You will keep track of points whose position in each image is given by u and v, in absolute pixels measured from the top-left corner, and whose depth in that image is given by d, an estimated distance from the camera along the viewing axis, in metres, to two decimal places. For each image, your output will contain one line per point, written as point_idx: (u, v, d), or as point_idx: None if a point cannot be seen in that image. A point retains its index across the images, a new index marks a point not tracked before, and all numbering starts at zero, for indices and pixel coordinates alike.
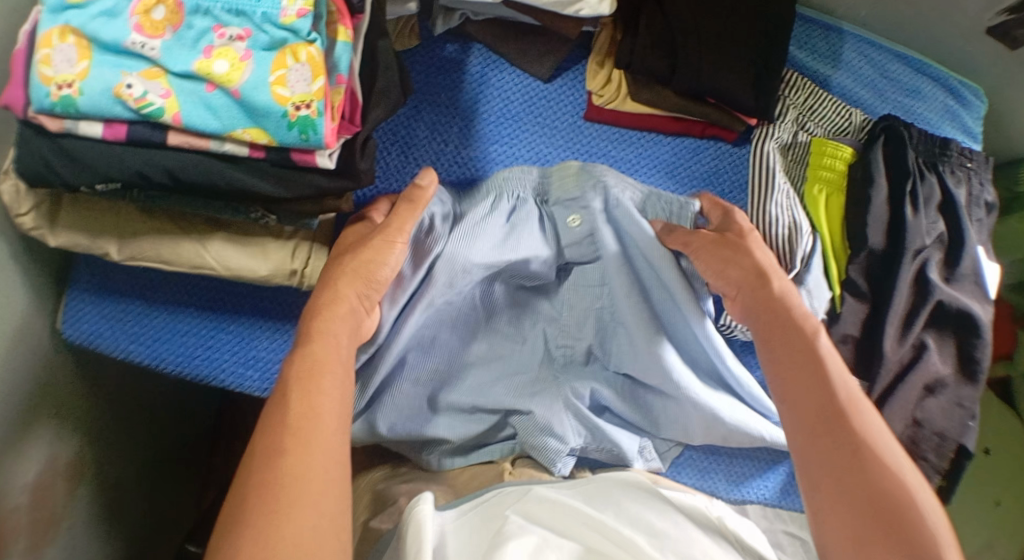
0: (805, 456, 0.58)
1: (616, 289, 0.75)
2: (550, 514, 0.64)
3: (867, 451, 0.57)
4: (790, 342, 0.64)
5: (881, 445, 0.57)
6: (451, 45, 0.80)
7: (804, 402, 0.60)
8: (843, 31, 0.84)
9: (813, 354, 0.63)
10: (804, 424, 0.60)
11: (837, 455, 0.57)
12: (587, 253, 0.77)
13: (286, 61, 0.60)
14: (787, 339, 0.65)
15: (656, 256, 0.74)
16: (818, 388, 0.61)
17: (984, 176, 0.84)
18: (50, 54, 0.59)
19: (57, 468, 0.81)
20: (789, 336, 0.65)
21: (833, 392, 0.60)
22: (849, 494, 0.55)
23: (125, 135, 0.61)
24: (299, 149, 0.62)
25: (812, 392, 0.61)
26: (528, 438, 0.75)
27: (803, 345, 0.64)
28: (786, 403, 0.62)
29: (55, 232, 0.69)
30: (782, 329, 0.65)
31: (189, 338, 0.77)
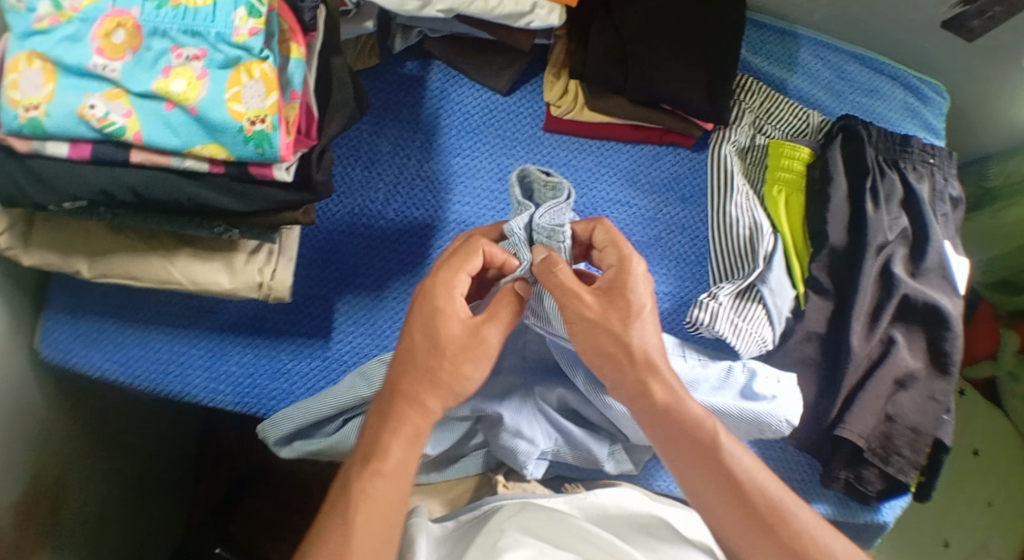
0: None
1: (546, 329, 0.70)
2: (545, 527, 0.64)
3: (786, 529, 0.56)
4: (694, 451, 0.58)
5: (800, 526, 0.56)
6: (411, 63, 0.82)
7: (731, 515, 0.57)
8: (798, 35, 0.86)
9: (716, 457, 0.58)
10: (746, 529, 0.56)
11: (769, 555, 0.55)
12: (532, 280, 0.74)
13: (241, 78, 0.62)
14: (690, 447, 0.58)
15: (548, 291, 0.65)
16: (739, 496, 0.57)
17: (947, 171, 0.84)
18: (17, 78, 0.61)
19: (40, 489, 0.82)
20: (693, 448, 0.58)
21: (746, 494, 0.57)
22: None
23: (90, 154, 0.63)
24: (256, 164, 0.63)
25: (725, 496, 0.57)
26: (497, 442, 0.75)
27: (704, 452, 0.58)
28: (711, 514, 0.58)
29: (28, 251, 0.71)
30: (684, 436, 0.59)
31: (161, 354, 0.78)
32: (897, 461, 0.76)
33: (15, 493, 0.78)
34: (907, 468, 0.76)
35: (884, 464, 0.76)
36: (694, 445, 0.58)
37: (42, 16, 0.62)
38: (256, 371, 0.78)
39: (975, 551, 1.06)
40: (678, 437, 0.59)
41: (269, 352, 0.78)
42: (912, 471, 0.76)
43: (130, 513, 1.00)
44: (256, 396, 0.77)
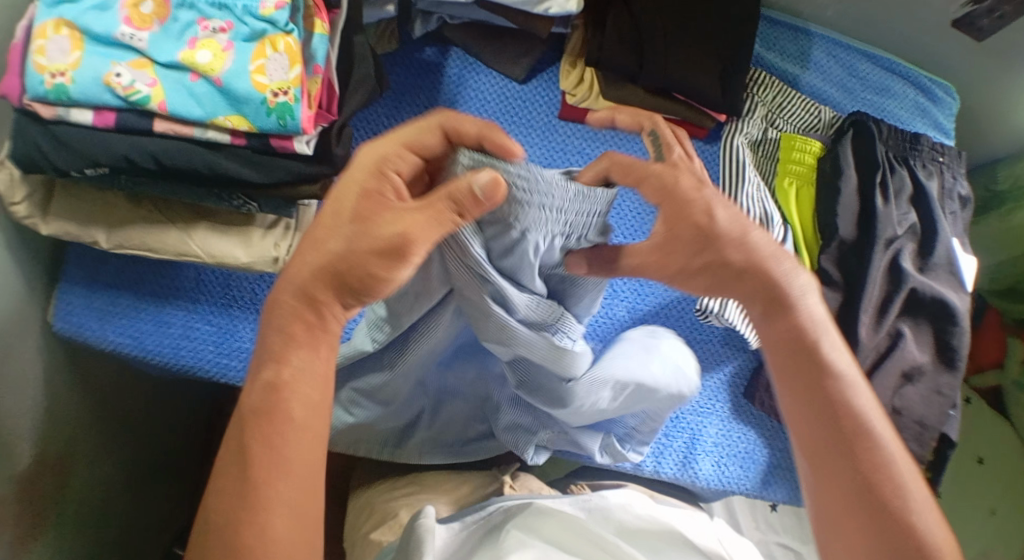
0: (819, 499, 0.50)
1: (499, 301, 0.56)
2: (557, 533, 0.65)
3: (876, 475, 0.48)
4: (794, 347, 0.53)
5: (886, 462, 0.49)
6: (430, 49, 0.83)
7: (814, 436, 0.51)
8: (811, 33, 0.87)
9: (817, 361, 0.52)
10: (815, 440, 0.50)
11: (838, 484, 0.49)
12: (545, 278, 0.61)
13: (266, 51, 0.64)
14: (793, 348, 0.52)
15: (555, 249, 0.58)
16: (829, 413, 0.50)
17: (956, 170, 0.86)
18: (45, 44, 0.62)
19: (47, 464, 0.82)
20: (799, 358, 0.52)
21: (838, 412, 0.50)
22: (849, 505, 0.48)
23: (114, 122, 0.64)
24: (277, 136, 0.64)
25: (814, 407, 0.51)
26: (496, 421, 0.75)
27: (805, 351, 0.52)
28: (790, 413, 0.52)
29: (46, 220, 0.71)
30: (792, 336, 0.53)
31: (174, 329, 0.79)
32: None
33: (22, 464, 0.78)
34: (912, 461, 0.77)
35: None
36: (796, 341, 0.52)
37: None
38: None
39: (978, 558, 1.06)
40: (793, 341, 0.53)
41: None
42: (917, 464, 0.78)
43: (133, 492, 0.99)
44: None
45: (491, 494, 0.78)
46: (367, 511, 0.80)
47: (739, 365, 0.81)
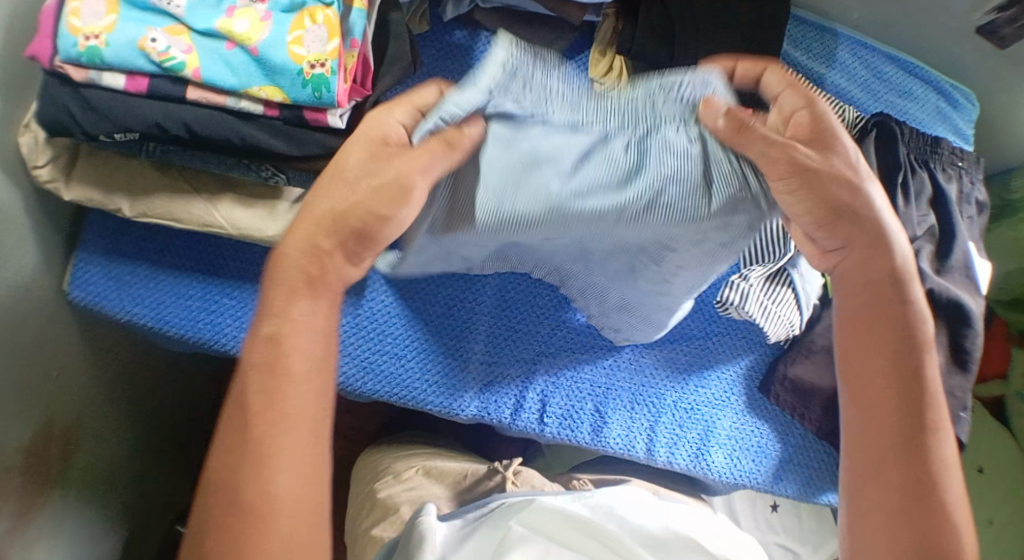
0: (867, 466, 0.52)
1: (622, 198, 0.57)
2: (557, 529, 0.66)
3: (921, 440, 0.51)
4: (877, 297, 0.55)
5: (944, 447, 0.52)
6: (459, 31, 0.83)
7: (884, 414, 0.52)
8: (838, 33, 0.88)
9: (903, 325, 0.54)
10: (871, 396, 0.53)
11: (894, 453, 0.51)
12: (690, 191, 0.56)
13: (303, 23, 0.63)
14: (874, 303, 0.55)
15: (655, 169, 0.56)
16: (905, 392, 0.52)
17: (974, 175, 0.86)
18: (79, 6, 0.62)
19: (55, 435, 0.82)
20: (889, 327, 0.54)
21: (912, 389, 0.52)
22: (891, 463, 0.51)
23: (146, 88, 0.63)
24: (311, 108, 0.64)
25: (880, 359, 0.53)
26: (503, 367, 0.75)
27: (880, 304, 0.55)
28: (846, 369, 0.55)
29: (70, 186, 0.71)
30: (871, 291, 0.55)
31: (191, 301, 0.78)
32: None
33: (30, 432, 0.77)
34: None
35: None
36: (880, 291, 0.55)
37: None
38: None
39: None
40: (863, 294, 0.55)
41: None
42: None
43: (136, 468, 0.98)
44: None
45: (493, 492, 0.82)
46: (369, 504, 0.84)
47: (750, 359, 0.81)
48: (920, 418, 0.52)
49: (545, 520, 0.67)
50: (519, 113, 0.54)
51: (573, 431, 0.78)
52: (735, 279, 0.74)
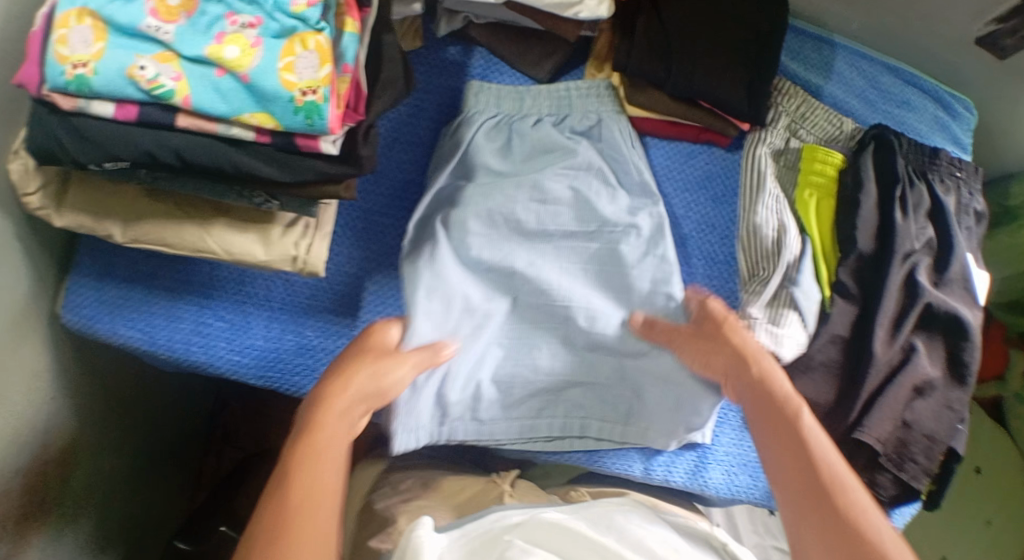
0: (801, 527, 0.56)
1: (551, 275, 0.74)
2: (551, 537, 0.65)
3: (840, 505, 0.55)
4: (773, 420, 0.62)
5: (863, 510, 0.55)
6: (453, 48, 0.82)
7: (785, 464, 0.59)
8: (834, 43, 0.87)
9: (793, 430, 0.61)
10: (795, 499, 0.57)
11: (819, 521, 0.55)
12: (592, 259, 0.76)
13: (294, 49, 0.62)
14: (773, 421, 0.62)
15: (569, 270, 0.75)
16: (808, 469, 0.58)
17: (973, 186, 0.86)
18: (67, 34, 0.61)
19: (51, 455, 0.81)
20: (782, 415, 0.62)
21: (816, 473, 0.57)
22: None
23: (136, 115, 0.63)
24: (303, 135, 0.63)
25: (787, 456, 0.60)
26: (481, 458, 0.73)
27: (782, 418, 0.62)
28: (770, 474, 0.60)
29: (61, 213, 0.71)
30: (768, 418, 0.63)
31: (184, 325, 0.78)
32: (911, 468, 0.78)
33: (28, 454, 0.77)
34: (921, 475, 0.78)
35: (898, 470, 0.78)
36: (775, 417, 0.62)
37: None
38: (281, 346, 0.78)
39: None
40: (767, 406, 0.63)
41: (296, 329, 0.78)
42: (925, 478, 0.78)
43: (135, 482, 0.99)
44: (279, 372, 0.77)
45: (491, 503, 0.83)
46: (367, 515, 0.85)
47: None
48: (833, 486, 0.56)
49: (541, 530, 0.66)
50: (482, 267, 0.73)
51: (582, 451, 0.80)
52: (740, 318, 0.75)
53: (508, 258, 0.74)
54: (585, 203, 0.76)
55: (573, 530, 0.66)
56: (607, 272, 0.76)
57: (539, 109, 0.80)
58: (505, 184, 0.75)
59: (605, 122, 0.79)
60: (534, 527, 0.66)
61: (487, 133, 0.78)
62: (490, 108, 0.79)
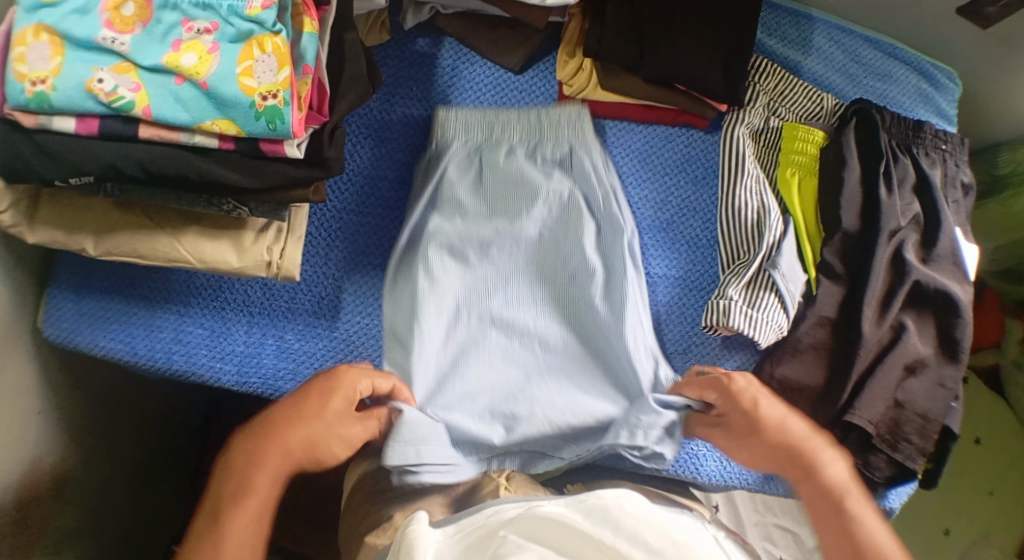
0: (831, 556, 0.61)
1: (518, 308, 0.77)
2: (547, 531, 0.59)
3: None
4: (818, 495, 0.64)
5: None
6: (423, 40, 0.80)
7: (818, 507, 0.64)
8: (812, 17, 0.85)
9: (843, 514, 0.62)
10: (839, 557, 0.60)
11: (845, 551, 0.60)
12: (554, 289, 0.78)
13: (253, 53, 0.61)
14: (826, 509, 0.63)
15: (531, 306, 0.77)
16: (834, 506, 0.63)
17: (959, 157, 0.84)
18: (24, 51, 0.60)
19: (42, 469, 0.81)
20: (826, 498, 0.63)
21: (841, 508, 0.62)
22: None
23: (98, 129, 0.62)
24: (267, 141, 0.62)
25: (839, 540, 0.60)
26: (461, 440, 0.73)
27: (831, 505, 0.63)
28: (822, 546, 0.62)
29: (33, 229, 0.70)
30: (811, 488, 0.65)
31: (164, 334, 0.77)
32: (906, 448, 0.76)
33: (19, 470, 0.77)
34: (916, 454, 0.77)
35: (892, 450, 0.76)
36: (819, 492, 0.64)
37: None
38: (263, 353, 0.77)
39: (976, 542, 1.06)
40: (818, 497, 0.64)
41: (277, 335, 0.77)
42: (920, 458, 0.77)
43: (129, 492, 0.98)
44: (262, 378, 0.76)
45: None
46: None
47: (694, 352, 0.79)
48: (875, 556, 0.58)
49: (537, 526, 0.60)
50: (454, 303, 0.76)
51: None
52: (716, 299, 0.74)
53: (483, 298, 0.77)
54: (552, 243, 0.78)
55: (571, 525, 0.59)
56: (574, 305, 0.77)
57: (513, 139, 0.77)
58: (477, 230, 0.77)
59: (575, 152, 0.77)
60: (531, 522, 0.60)
61: (459, 164, 0.78)
62: (463, 145, 0.78)
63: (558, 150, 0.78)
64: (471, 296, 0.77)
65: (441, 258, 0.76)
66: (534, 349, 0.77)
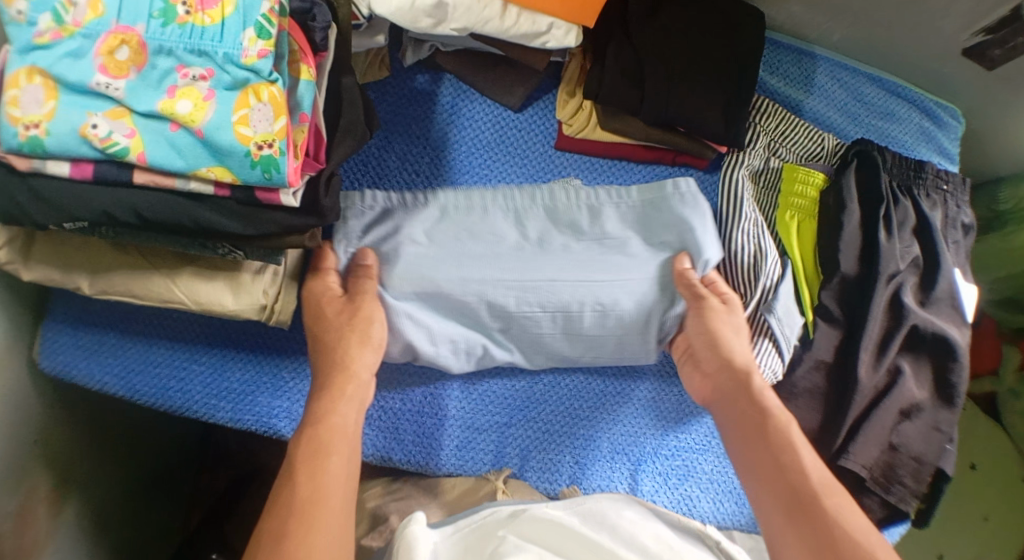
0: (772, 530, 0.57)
1: (509, 290, 0.74)
2: (546, 533, 0.61)
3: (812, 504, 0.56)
4: (750, 429, 0.63)
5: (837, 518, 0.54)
6: (421, 76, 0.80)
7: (761, 482, 0.60)
8: (816, 55, 0.85)
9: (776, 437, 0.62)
10: (776, 501, 0.58)
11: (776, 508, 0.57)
12: (551, 293, 0.74)
13: (248, 101, 0.60)
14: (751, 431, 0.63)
15: (524, 293, 0.74)
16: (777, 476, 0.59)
17: (961, 198, 0.84)
18: (18, 94, 0.58)
19: (39, 496, 0.80)
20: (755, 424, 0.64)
21: (789, 482, 0.58)
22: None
23: (92, 174, 0.61)
24: (263, 189, 0.62)
25: (773, 485, 0.59)
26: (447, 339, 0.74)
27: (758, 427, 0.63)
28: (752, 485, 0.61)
29: (29, 266, 0.69)
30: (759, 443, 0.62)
31: (162, 369, 0.77)
32: (899, 490, 0.76)
33: (14, 500, 0.76)
34: (909, 497, 0.77)
35: (886, 492, 0.76)
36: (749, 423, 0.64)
37: (43, 31, 0.58)
38: (259, 389, 0.77)
39: None
40: (747, 418, 0.65)
41: (274, 371, 0.78)
42: (913, 500, 0.77)
43: (129, 508, 0.99)
44: (258, 414, 0.76)
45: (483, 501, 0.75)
46: None
47: (677, 392, 0.81)
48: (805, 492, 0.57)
49: (534, 526, 0.62)
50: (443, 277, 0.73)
51: (537, 475, 0.78)
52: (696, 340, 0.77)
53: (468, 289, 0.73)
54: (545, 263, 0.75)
55: (568, 527, 0.61)
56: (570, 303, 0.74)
57: (521, 207, 0.77)
58: (462, 245, 0.74)
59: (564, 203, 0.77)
60: (527, 522, 0.62)
61: (446, 206, 0.76)
62: (477, 215, 0.76)
63: (584, 213, 0.77)
64: (454, 266, 0.73)
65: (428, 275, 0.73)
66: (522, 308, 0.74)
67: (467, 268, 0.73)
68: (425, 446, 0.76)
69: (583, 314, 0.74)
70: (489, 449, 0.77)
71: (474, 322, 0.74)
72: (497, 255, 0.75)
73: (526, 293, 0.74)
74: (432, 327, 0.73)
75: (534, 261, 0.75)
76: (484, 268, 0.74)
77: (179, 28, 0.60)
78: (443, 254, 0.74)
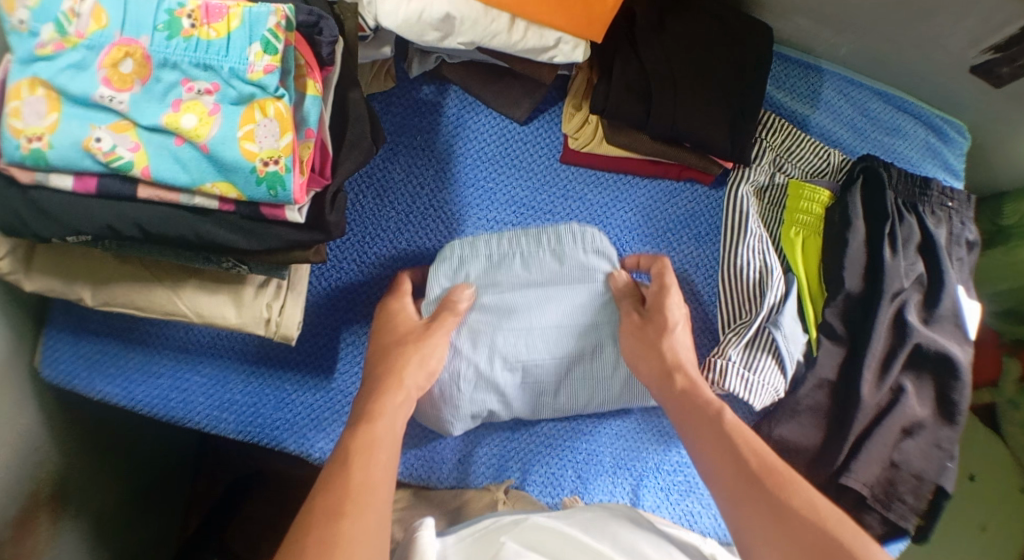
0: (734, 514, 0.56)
1: (536, 338, 0.75)
2: (549, 539, 0.61)
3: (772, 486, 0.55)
4: (695, 419, 0.63)
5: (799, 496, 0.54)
6: (427, 87, 0.80)
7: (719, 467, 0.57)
8: (823, 70, 0.85)
9: (715, 424, 0.62)
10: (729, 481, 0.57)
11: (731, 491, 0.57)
12: (568, 342, 0.76)
13: (254, 116, 0.60)
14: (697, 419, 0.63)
15: (549, 340, 0.76)
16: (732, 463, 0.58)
17: (965, 214, 0.84)
18: (19, 106, 0.57)
19: (40, 501, 0.80)
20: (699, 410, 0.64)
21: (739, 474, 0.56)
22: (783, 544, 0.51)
23: (95, 187, 0.60)
24: (268, 205, 0.62)
25: (726, 464, 0.58)
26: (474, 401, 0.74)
27: (703, 414, 0.63)
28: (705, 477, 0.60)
29: (30, 276, 0.69)
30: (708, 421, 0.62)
31: (163, 381, 0.77)
32: (899, 507, 0.76)
33: (16, 507, 0.76)
34: (909, 514, 0.76)
35: (886, 509, 0.76)
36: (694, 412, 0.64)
37: (45, 42, 0.58)
38: (260, 401, 0.77)
39: None
40: (689, 407, 0.65)
41: (275, 383, 0.77)
42: (913, 517, 0.77)
43: (127, 513, 0.98)
44: (259, 426, 0.76)
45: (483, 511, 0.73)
46: None
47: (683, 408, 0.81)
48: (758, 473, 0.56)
49: (537, 532, 0.62)
50: (479, 325, 0.74)
51: (539, 489, 0.77)
52: (715, 358, 0.75)
53: (501, 348, 0.74)
54: (563, 309, 0.76)
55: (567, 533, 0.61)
56: (581, 349, 0.76)
57: (526, 251, 0.75)
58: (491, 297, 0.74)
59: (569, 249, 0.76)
60: (529, 528, 0.62)
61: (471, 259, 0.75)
62: (491, 268, 0.75)
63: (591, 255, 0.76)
64: (484, 317, 0.74)
65: (467, 329, 0.74)
66: (544, 362, 0.76)
67: (492, 320, 0.74)
68: (427, 458, 0.77)
69: (588, 359, 0.76)
70: (492, 463, 0.78)
71: (504, 376, 0.74)
72: (524, 305, 0.75)
73: (545, 350, 0.76)
74: (470, 382, 0.73)
75: (555, 306, 0.76)
76: (512, 318, 0.75)
77: (183, 41, 0.59)
78: (473, 305, 0.74)
